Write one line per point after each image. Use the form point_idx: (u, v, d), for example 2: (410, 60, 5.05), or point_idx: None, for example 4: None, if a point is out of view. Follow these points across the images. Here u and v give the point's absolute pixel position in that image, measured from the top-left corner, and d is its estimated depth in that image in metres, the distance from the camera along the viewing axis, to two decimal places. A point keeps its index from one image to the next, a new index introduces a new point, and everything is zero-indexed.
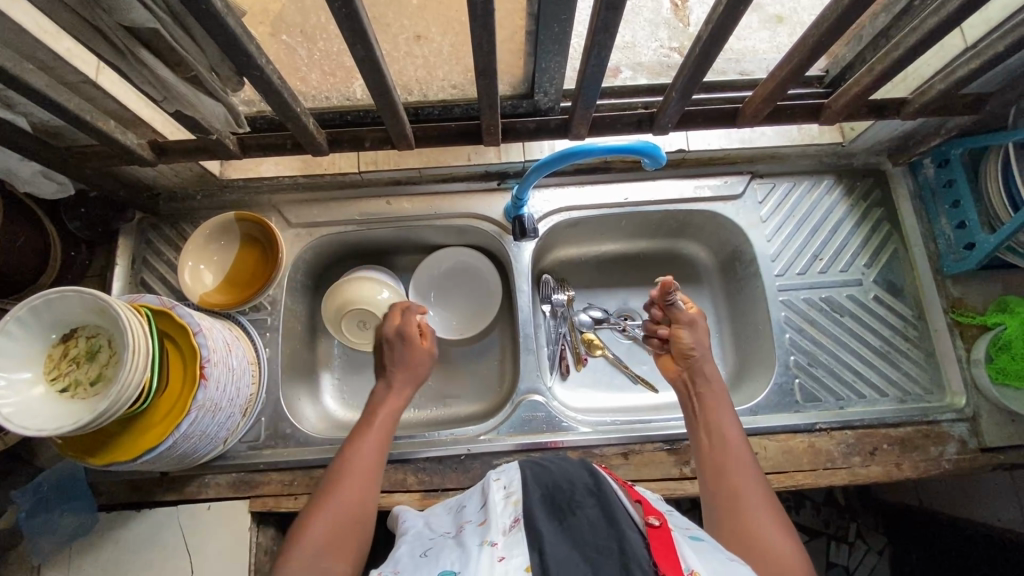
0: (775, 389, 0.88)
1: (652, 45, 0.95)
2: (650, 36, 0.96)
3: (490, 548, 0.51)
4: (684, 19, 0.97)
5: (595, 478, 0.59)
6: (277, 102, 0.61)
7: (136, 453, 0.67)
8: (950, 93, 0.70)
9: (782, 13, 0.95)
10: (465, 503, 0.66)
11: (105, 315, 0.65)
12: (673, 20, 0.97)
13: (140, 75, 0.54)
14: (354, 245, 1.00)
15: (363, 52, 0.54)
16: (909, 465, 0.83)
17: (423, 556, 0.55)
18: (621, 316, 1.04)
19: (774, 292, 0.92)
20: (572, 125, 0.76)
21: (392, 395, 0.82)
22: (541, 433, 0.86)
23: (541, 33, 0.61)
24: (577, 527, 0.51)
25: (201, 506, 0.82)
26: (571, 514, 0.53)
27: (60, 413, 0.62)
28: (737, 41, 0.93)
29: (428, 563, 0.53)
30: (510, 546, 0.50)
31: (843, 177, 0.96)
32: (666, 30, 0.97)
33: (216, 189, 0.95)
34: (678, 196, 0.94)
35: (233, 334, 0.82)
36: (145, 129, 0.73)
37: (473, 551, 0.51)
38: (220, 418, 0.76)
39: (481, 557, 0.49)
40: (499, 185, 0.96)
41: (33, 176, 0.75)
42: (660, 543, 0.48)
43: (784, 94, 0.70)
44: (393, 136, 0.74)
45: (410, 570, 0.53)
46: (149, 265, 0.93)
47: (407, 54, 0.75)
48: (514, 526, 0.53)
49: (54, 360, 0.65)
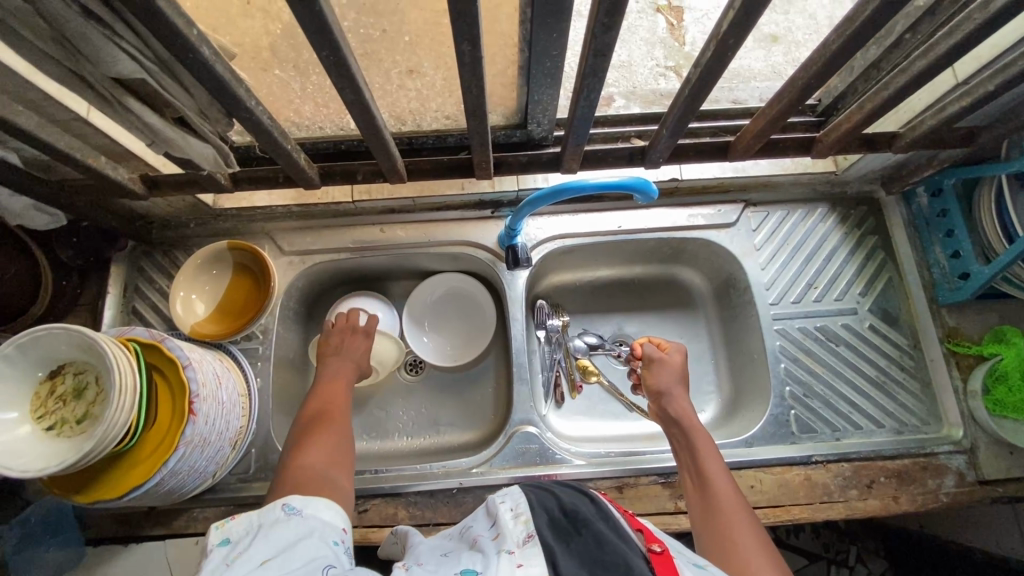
0: (770, 420, 0.87)
1: (648, 63, 0.97)
2: (646, 55, 0.97)
3: (508, 554, 0.51)
4: (679, 38, 0.99)
5: (596, 504, 0.58)
6: (268, 141, 0.61)
7: (123, 491, 0.67)
8: (940, 128, 0.70)
9: (777, 32, 0.98)
10: (470, 524, 0.63)
11: (93, 351, 0.65)
12: (669, 40, 0.99)
13: (127, 119, 0.54)
14: (347, 271, 0.99)
15: (352, 95, 0.54)
16: (906, 498, 0.82)
17: (444, 556, 0.56)
18: (616, 342, 1.03)
19: (768, 321, 0.92)
20: (564, 159, 0.76)
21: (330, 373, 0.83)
22: (535, 465, 0.85)
23: (534, 68, 0.62)
24: (584, 545, 0.51)
25: (190, 540, 0.81)
26: (577, 535, 0.53)
27: (46, 453, 0.61)
28: (734, 62, 0.95)
29: (449, 564, 0.53)
30: (528, 553, 0.51)
31: (837, 206, 0.96)
32: (662, 49, 0.98)
33: (210, 217, 0.95)
34: (672, 224, 0.94)
35: (223, 365, 0.82)
36: (137, 163, 0.73)
37: (492, 557, 0.52)
38: (209, 452, 0.75)
39: (499, 563, 0.50)
40: (493, 214, 0.95)
41: (24, 210, 0.75)
42: (663, 567, 0.48)
43: (776, 130, 0.70)
44: (385, 170, 0.73)
45: (431, 567, 0.53)
46: (142, 294, 0.93)
47: (399, 88, 0.76)
48: (529, 539, 0.53)
49: (41, 398, 0.64)
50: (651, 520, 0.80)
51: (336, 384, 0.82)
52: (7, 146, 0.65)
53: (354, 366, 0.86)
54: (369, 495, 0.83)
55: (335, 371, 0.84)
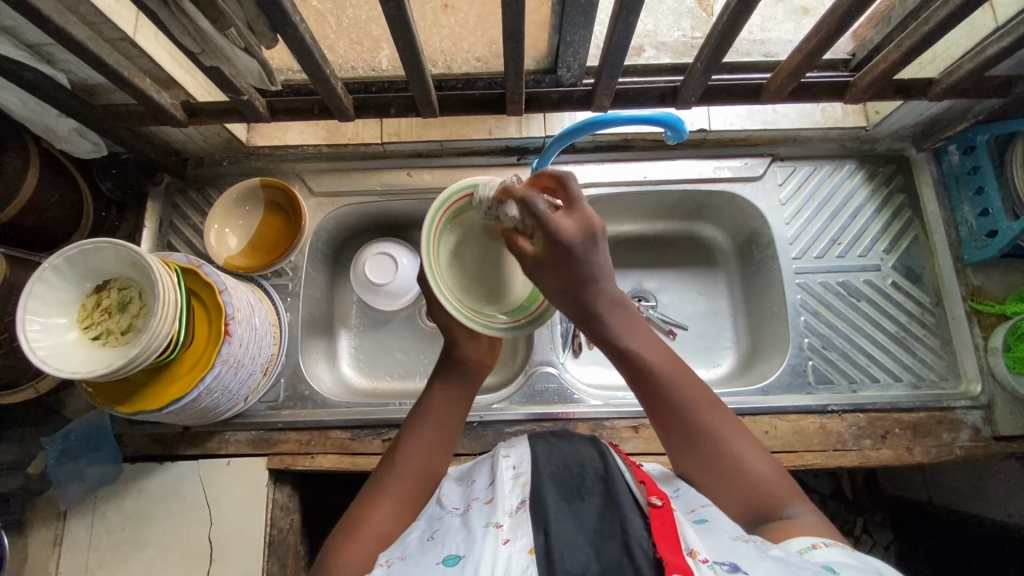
0: (788, 370, 0.88)
1: (675, 34, 0.88)
2: (673, 25, 0.89)
3: (496, 529, 0.51)
4: (709, 8, 0.88)
5: (604, 463, 0.59)
6: (310, 63, 0.62)
7: (161, 404, 0.70)
8: (978, 73, 0.70)
9: (809, 5, 0.88)
10: (475, 478, 0.65)
11: (137, 268, 0.68)
12: (697, 10, 0.88)
13: (180, 26, 0.56)
14: (376, 216, 1.01)
15: (394, 11, 0.56)
16: (921, 450, 0.83)
17: (430, 539, 0.54)
18: (635, 297, 1.02)
19: (790, 275, 0.92)
20: (595, 96, 0.77)
21: (443, 389, 0.69)
22: (553, 404, 0.88)
23: (568, 5, 0.61)
24: (584, 512, 0.52)
25: (222, 461, 0.85)
26: (580, 499, 0.54)
27: (91, 358, 0.65)
28: (760, 30, 0.88)
29: (435, 547, 0.52)
30: (514, 529, 0.50)
31: (866, 163, 0.96)
32: (689, 20, 0.88)
33: (242, 156, 0.97)
34: (697, 176, 0.94)
35: (256, 296, 0.84)
36: (179, 91, 0.76)
37: (478, 533, 0.51)
38: (242, 375, 0.78)
39: (485, 539, 0.49)
40: (519, 161, 0.97)
41: (69, 134, 0.78)
42: (661, 523, 0.47)
43: (810, 70, 0.71)
44: (418, 102, 0.75)
45: (416, 556, 0.52)
46: (176, 229, 0.95)
47: (434, 24, 0.74)
48: (520, 508, 0.53)
49: (88, 310, 0.67)
50: (664, 459, 0.83)
51: (445, 420, 0.67)
52: (57, 66, 0.68)
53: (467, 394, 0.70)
54: (394, 426, 0.86)
55: (445, 399, 0.68)
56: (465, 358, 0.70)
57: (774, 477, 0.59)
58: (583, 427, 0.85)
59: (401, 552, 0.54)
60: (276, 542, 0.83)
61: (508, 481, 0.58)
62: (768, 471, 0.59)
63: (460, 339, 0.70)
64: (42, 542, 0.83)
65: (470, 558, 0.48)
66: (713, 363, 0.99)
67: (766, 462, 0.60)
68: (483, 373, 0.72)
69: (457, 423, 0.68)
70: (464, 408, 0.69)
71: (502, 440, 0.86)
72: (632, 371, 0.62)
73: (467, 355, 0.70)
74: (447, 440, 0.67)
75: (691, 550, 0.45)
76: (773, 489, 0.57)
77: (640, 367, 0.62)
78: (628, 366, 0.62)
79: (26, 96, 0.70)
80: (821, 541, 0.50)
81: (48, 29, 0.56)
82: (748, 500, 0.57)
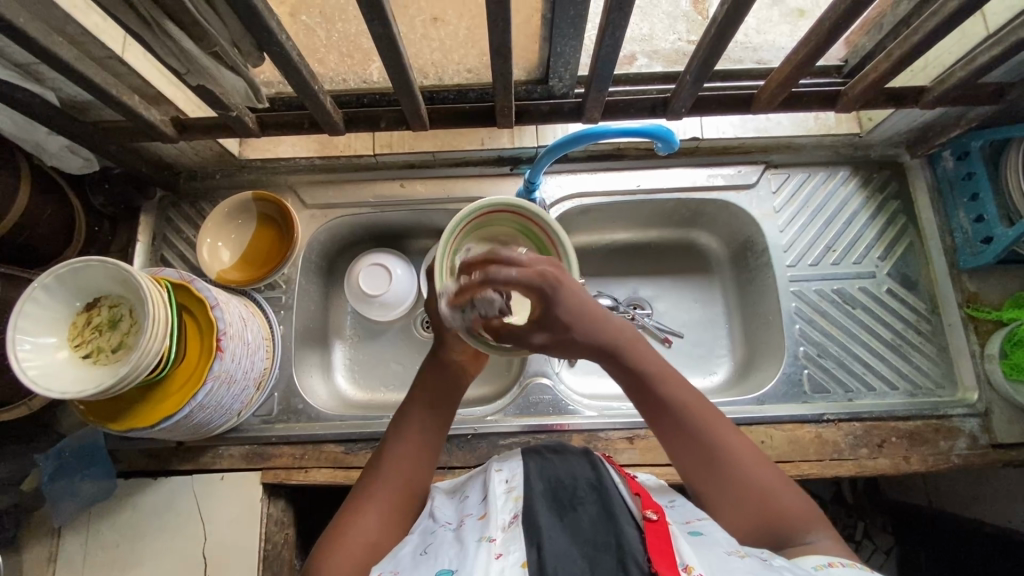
0: (783, 379, 0.88)
1: (670, 38, 0.88)
2: (668, 29, 0.89)
3: (488, 544, 0.51)
4: (704, 12, 0.89)
5: (597, 473, 0.58)
6: (297, 80, 0.62)
7: (154, 421, 0.70)
8: (969, 81, 0.70)
9: (803, 7, 0.88)
10: (468, 493, 0.64)
11: (127, 285, 0.67)
12: (692, 13, 0.89)
13: (164, 47, 0.56)
14: (369, 228, 1.01)
15: (380, 28, 0.55)
16: (917, 459, 0.83)
17: (423, 554, 0.53)
18: (630, 305, 1.02)
19: (785, 283, 0.92)
20: (586, 108, 0.76)
21: (424, 391, 0.69)
22: (548, 415, 0.87)
23: (557, 17, 0.61)
24: (578, 524, 0.51)
25: (216, 476, 0.84)
26: (572, 511, 0.53)
27: (84, 377, 0.65)
28: (754, 35, 0.88)
29: (427, 563, 0.51)
30: (508, 543, 0.50)
31: (860, 169, 0.95)
32: (684, 23, 0.89)
33: (235, 168, 0.97)
34: (690, 184, 0.94)
35: (249, 310, 0.84)
36: (169, 107, 0.76)
37: (470, 547, 0.51)
38: (235, 390, 0.78)
39: (477, 555, 0.49)
40: (512, 170, 0.96)
41: (59, 150, 0.78)
42: (656, 538, 0.47)
43: (801, 79, 0.70)
44: (408, 115, 0.75)
45: (408, 572, 0.51)
46: (169, 243, 0.94)
47: (423, 37, 0.75)
48: (513, 522, 0.53)
49: (79, 328, 0.67)
50: (659, 470, 0.82)
51: (429, 423, 0.67)
52: (45, 84, 0.68)
53: (452, 399, 0.70)
54: None
55: (428, 404, 0.68)
56: (448, 361, 0.70)
57: (795, 504, 0.55)
58: (577, 439, 0.84)
59: (393, 567, 0.53)
60: (270, 557, 0.83)
61: (501, 495, 0.58)
62: (790, 498, 0.56)
63: (448, 341, 0.70)
64: (37, 558, 0.82)
65: (462, 571, 0.48)
66: (708, 371, 0.99)
67: (787, 488, 0.56)
68: (466, 378, 0.72)
69: (443, 428, 0.68)
70: (449, 414, 0.69)
71: (497, 453, 0.85)
72: (639, 392, 0.61)
73: (452, 359, 0.71)
74: (432, 445, 0.67)
75: (685, 565, 0.44)
76: (792, 516, 0.55)
77: (647, 386, 0.60)
78: (635, 385, 0.61)
79: (16, 114, 0.70)
80: (837, 561, 0.49)
81: (35, 51, 0.56)
82: (764, 524, 0.54)
